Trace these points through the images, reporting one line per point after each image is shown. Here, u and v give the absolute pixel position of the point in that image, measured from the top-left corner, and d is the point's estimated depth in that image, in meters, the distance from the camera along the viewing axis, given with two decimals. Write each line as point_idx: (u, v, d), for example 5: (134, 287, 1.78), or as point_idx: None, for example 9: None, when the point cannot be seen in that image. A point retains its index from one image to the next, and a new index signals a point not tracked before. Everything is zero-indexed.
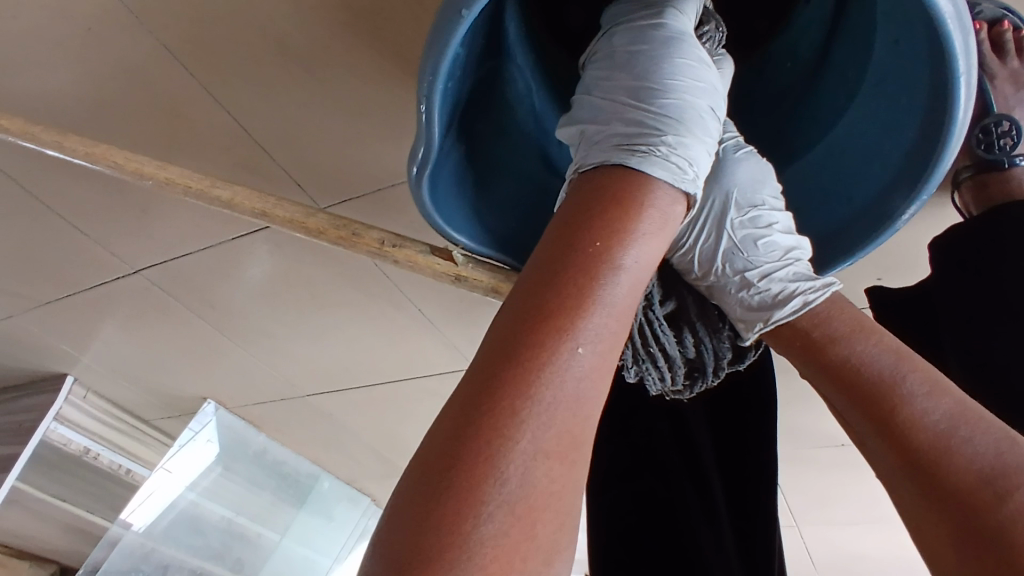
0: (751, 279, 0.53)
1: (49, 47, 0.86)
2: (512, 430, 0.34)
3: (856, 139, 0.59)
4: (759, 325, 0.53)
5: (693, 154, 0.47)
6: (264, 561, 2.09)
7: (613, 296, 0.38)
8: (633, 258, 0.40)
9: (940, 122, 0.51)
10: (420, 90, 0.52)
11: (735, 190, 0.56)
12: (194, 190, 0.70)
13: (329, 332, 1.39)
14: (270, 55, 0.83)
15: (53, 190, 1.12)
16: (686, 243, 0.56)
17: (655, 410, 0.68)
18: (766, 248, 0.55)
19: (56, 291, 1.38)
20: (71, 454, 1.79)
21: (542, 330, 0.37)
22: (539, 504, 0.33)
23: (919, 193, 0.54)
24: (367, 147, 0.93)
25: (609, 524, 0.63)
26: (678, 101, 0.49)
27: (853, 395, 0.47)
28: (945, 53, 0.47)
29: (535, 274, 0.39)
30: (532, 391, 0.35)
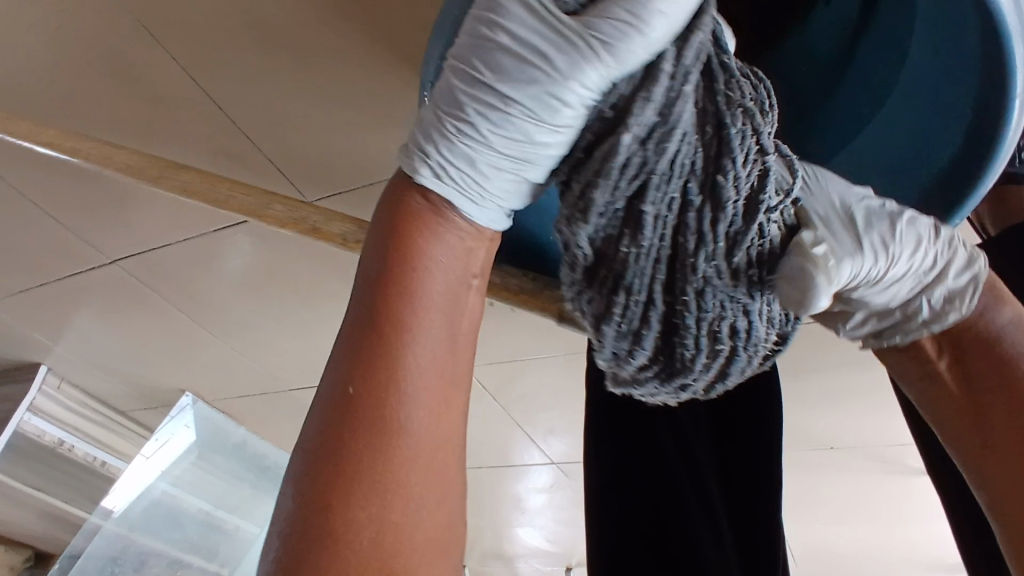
0: (938, 252, 0.45)
1: (18, 29, 0.80)
2: (341, 500, 0.33)
3: (881, 155, 0.55)
4: (970, 291, 0.45)
5: (467, 165, 0.38)
6: (244, 554, 2.05)
7: (427, 326, 0.37)
8: (438, 281, 0.38)
9: (984, 143, 0.47)
10: (424, 74, 0.49)
11: (844, 190, 0.45)
12: (149, 179, 0.65)
13: (315, 326, 1.35)
14: (259, 41, 0.79)
15: (25, 177, 1.07)
16: (899, 256, 0.43)
17: (656, 420, 0.65)
18: (914, 222, 0.45)
19: (28, 279, 1.32)
20: (45, 447, 1.73)
21: (352, 389, 0.35)
22: (394, 557, 0.33)
23: (952, 219, 0.50)
24: (357, 138, 0.89)
25: (612, 545, 0.58)
26: (479, 94, 0.37)
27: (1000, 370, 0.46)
28: (1003, 64, 0.44)
29: (348, 330, 0.37)
30: (356, 451, 0.34)
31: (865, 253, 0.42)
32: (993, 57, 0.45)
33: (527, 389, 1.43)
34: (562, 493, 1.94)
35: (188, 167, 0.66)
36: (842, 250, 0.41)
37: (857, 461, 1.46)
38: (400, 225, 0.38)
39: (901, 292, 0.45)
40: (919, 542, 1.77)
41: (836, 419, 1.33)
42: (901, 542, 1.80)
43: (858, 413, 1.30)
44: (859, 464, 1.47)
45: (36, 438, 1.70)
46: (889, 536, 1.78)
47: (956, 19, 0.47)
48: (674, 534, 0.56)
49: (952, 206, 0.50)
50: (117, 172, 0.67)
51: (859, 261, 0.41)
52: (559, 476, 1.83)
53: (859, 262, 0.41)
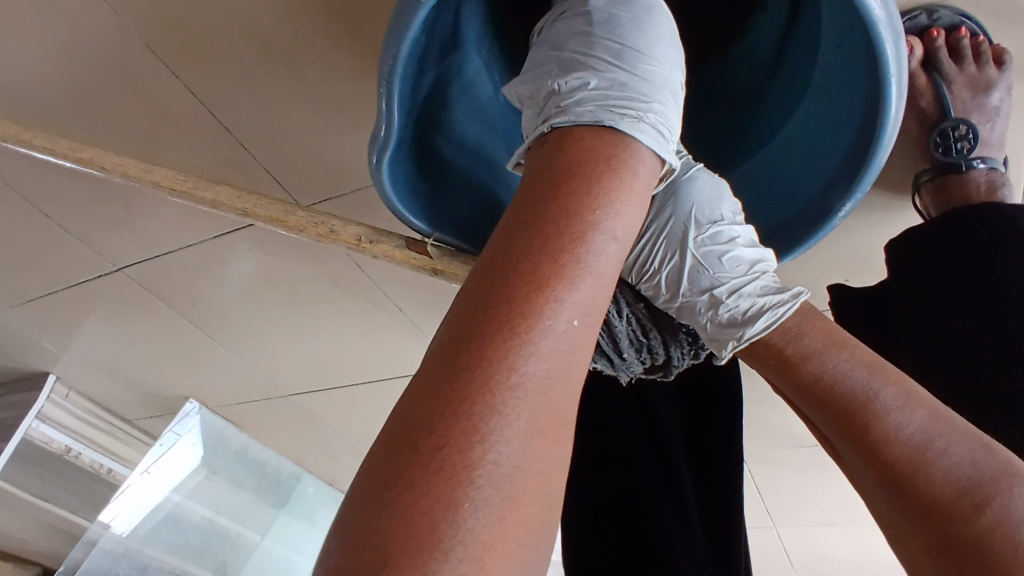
0: (719, 296, 0.57)
1: (31, 45, 0.87)
2: (498, 405, 0.35)
3: (799, 142, 0.62)
4: (732, 343, 0.56)
5: (667, 118, 0.48)
6: (244, 561, 2.10)
7: (584, 259, 0.39)
8: (613, 226, 0.41)
9: (873, 129, 0.54)
10: (381, 72, 0.54)
11: (693, 209, 0.59)
12: (179, 190, 0.72)
13: (312, 331, 1.40)
14: (252, 54, 0.84)
15: (36, 186, 1.13)
16: (656, 269, 0.59)
17: (629, 411, 0.77)
18: (731, 263, 0.57)
19: (38, 287, 1.38)
20: (52, 454, 1.79)
21: (526, 300, 0.38)
22: (526, 487, 0.35)
23: (855, 190, 0.57)
24: (344, 144, 0.94)
25: (595, 523, 0.72)
26: (659, 70, 0.51)
27: (831, 412, 0.51)
28: (879, 58, 0.50)
29: (524, 238, 0.40)
30: (521, 360, 0.36)
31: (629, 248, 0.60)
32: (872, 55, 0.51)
33: None
34: None
35: (213, 179, 0.72)
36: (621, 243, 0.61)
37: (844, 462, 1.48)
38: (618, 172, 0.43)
39: (672, 305, 0.59)
40: None
41: None
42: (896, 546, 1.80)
43: None
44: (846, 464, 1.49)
45: (43, 444, 1.75)
46: (881, 538, 1.79)
47: (851, 21, 0.53)
48: (645, 516, 0.69)
49: (853, 180, 0.57)
50: (147, 185, 0.73)
51: None
52: None
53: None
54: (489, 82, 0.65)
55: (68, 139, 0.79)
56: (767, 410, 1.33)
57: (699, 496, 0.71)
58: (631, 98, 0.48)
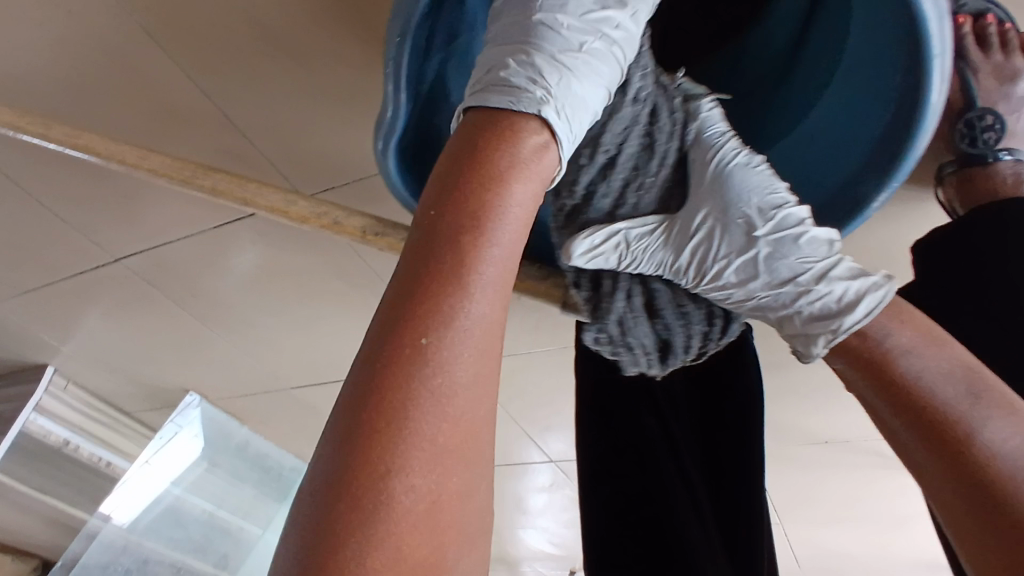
0: (807, 285, 0.53)
1: (24, 31, 0.84)
2: (392, 435, 0.35)
3: (828, 129, 0.59)
4: (827, 337, 0.51)
5: (532, 71, 0.46)
6: (244, 558, 2.07)
7: (498, 252, 0.41)
8: (501, 236, 0.41)
9: (909, 115, 0.51)
10: (389, 51, 0.51)
11: (753, 197, 0.54)
12: (177, 178, 0.69)
13: (315, 324, 1.38)
14: (251, 40, 0.82)
15: (32, 176, 1.10)
16: (719, 268, 0.55)
17: (642, 408, 0.71)
18: (809, 246, 0.54)
19: (36, 279, 1.36)
20: (51, 447, 1.77)
21: (412, 325, 0.38)
22: (440, 507, 0.35)
23: (889, 181, 0.54)
24: (347, 134, 0.92)
25: (604, 528, 0.66)
26: (542, 27, 0.49)
27: (921, 418, 0.46)
28: (921, 37, 0.47)
29: (412, 264, 0.40)
30: (412, 385, 0.36)
31: (675, 250, 0.55)
32: (913, 35, 0.48)
33: (524, 387, 1.45)
34: (562, 492, 1.95)
35: (212, 168, 0.70)
36: (674, 242, 0.55)
37: (852, 459, 1.46)
38: (518, 158, 0.42)
39: (750, 303, 0.55)
40: (920, 540, 1.76)
41: (830, 417, 1.32)
42: (902, 542, 1.79)
43: (854, 410, 1.29)
44: (854, 461, 1.47)
45: (42, 437, 1.73)
46: (888, 534, 1.77)
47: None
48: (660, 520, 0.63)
49: (888, 169, 0.54)
50: (145, 174, 0.71)
51: (654, 258, 0.55)
52: (558, 474, 1.85)
53: (658, 255, 0.55)
54: None
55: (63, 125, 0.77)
56: (777, 408, 1.30)
57: (712, 505, 0.65)
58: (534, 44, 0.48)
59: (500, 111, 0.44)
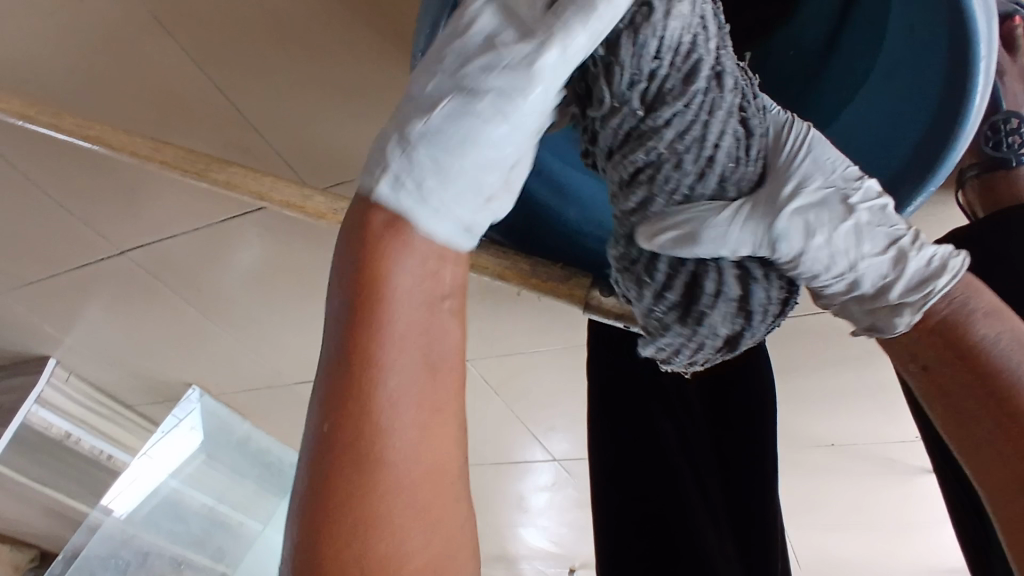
0: (905, 253, 0.46)
1: (33, 18, 0.83)
2: (347, 496, 0.35)
3: (858, 137, 0.56)
4: (910, 313, 0.46)
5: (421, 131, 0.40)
6: (245, 551, 2.07)
7: (420, 291, 0.39)
8: (425, 274, 0.39)
9: (952, 115, 0.48)
10: (417, 40, 0.51)
11: (831, 171, 0.47)
12: (190, 171, 0.68)
13: (319, 321, 1.37)
14: (264, 31, 0.81)
15: (38, 167, 1.09)
16: (819, 245, 0.45)
17: (657, 408, 0.68)
18: (891, 216, 0.47)
19: (40, 270, 1.35)
20: (53, 439, 1.75)
21: (339, 391, 0.37)
22: (415, 540, 0.36)
23: (926, 184, 0.50)
24: (358, 129, 0.91)
25: (615, 527, 0.62)
26: (447, 73, 0.41)
27: (983, 387, 0.45)
28: (966, 32, 0.46)
29: (337, 324, 0.39)
30: (352, 447, 0.36)
31: (759, 228, 0.44)
32: (956, 30, 0.46)
33: (528, 387, 1.44)
34: (562, 492, 1.94)
35: (226, 160, 0.69)
36: (759, 217, 0.44)
37: (857, 464, 1.46)
38: (403, 219, 0.39)
39: (845, 285, 0.47)
40: (922, 546, 1.76)
41: (836, 421, 1.32)
42: (904, 548, 1.79)
43: (860, 414, 1.28)
44: (859, 465, 1.46)
45: (43, 429, 1.71)
46: (890, 539, 1.77)
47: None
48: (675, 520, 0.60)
49: (925, 171, 0.50)
50: (158, 166, 0.70)
51: (751, 238, 0.44)
52: (560, 475, 1.84)
53: (744, 235, 0.44)
54: None
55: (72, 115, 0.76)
56: (783, 411, 1.30)
57: (724, 495, 0.64)
58: (430, 83, 0.42)
59: (379, 144, 0.41)
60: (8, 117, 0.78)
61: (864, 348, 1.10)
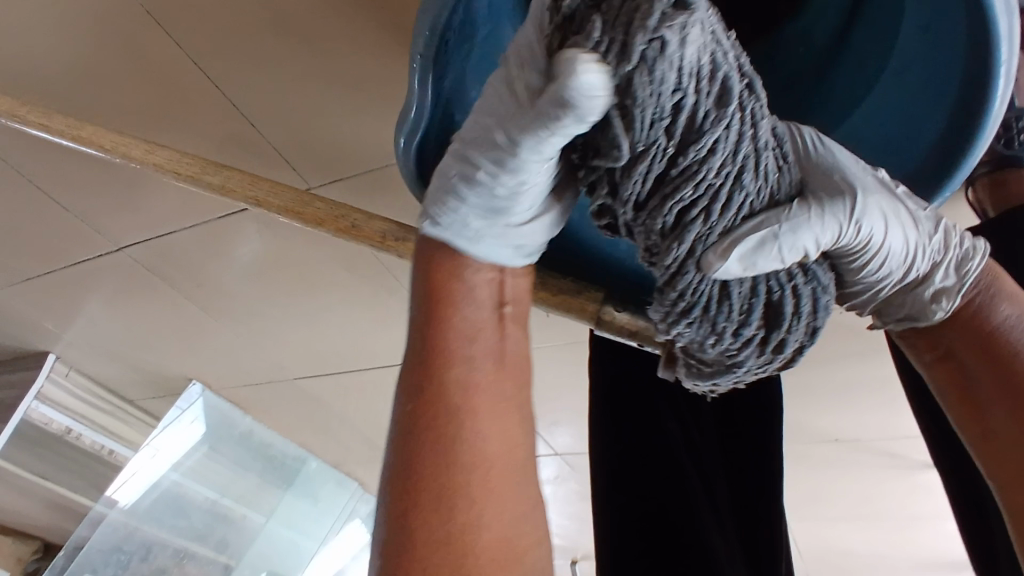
0: (947, 230, 0.49)
1: (26, 13, 0.82)
2: (435, 483, 0.44)
3: (870, 132, 0.55)
4: (954, 297, 0.48)
5: (463, 208, 0.45)
6: (247, 545, 2.07)
7: (482, 314, 0.48)
8: (486, 301, 0.48)
9: (967, 122, 0.48)
10: (416, 43, 0.49)
11: (854, 163, 0.46)
12: (184, 176, 0.67)
13: (320, 316, 1.36)
14: (261, 25, 0.79)
15: (33, 162, 1.08)
16: (884, 236, 0.45)
17: (664, 411, 0.67)
18: (916, 199, 0.49)
19: (37, 266, 1.35)
20: (53, 434, 1.74)
21: (424, 398, 0.45)
22: (489, 523, 0.44)
23: (941, 189, 0.51)
24: (358, 124, 0.90)
25: (620, 534, 0.60)
26: (467, 159, 0.44)
27: (995, 368, 0.48)
28: (989, 35, 0.45)
29: (415, 342, 0.47)
30: (440, 442, 0.45)
31: (830, 223, 0.43)
32: (979, 38, 0.45)
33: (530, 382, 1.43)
34: (564, 485, 1.94)
35: (222, 165, 0.68)
36: (828, 207, 0.43)
37: (861, 458, 1.45)
38: (456, 250, 0.46)
39: (902, 278, 0.48)
40: (926, 538, 1.76)
41: (839, 416, 1.31)
42: (909, 540, 1.78)
43: (864, 409, 1.28)
44: (862, 459, 1.46)
45: (44, 424, 1.71)
46: (893, 532, 1.77)
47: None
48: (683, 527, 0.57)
49: (940, 177, 0.51)
50: (151, 169, 0.69)
51: (821, 235, 0.43)
52: (562, 468, 1.84)
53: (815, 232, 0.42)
54: None
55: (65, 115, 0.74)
56: (787, 407, 1.29)
57: (732, 500, 0.63)
58: (455, 168, 0.44)
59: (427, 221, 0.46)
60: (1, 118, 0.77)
61: (868, 343, 1.09)
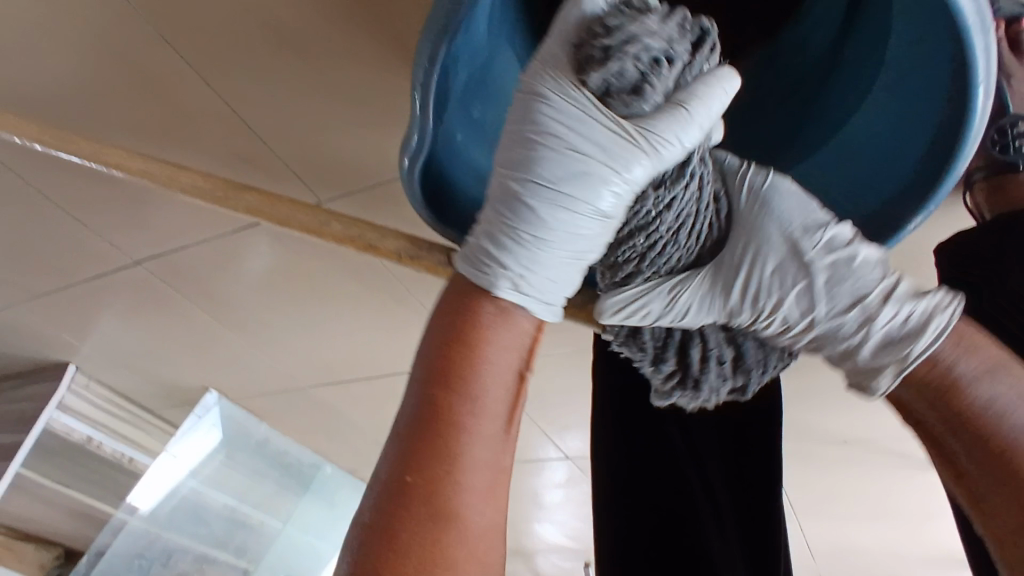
0: (874, 308, 0.47)
1: (45, 39, 0.84)
2: (409, 542, 0.42)
3: (863, 144, 0.56)
4: (894, 370, 0.46)
5: (543, 252, 0.47)
6: (266, 548, 2.10)
7: (493, 379, 0.46)
8: (496, 366, 0.46)
9: (953, 139, 0.49)
10: (415, 75, 0.50)
11: (793, 219, 0.50)
12: (207, 197, 0.69)
13: (332, 325, 1.38)
14: (270, 45, 0.82)
15: (51, 182, 1.11)
16: (776, 302, 0.49)
17: (665, 415, 0.68)
18: (863, 266, 0.48)
19: (55, 282, 1.38)
20: (73, 444, 1.79)
21: (417, 452, 0.44)
22: None
23: (927, 204, 0.52)
24: (364, 139, 0.92)
25: (623, 539, 0.61)
26: (551, 201, 0.46)
27: (973, 444, 0.44)
28: (965, 61, 0.45)
29: (420, 390, 0.46)
30: (423, 504, 0.43)
31: (719, 291, 0.50)
32: (959, 54, 0.46)
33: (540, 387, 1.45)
34: (577, 488, 1.95)
35: (243, 186, 0.69)
36: (733, 271, 0.50)
37: (873, 457, 1.45)
38: (511, 305, 0.47)
39: (804, 333, 0.49)
40: (942, 536, 1.75)
41: (848, 417, 1.31)
42: (926, 538, 1.77)
43: (873, 410, 1.28)
44: (874, 459, 1.46)
45: (65, 435, 1.75)
46: (908, 532, 1.76)
47: (936, 15, 0.47)
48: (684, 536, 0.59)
49: (927, 191, 0.52)
50: (176, 192, 0.71)
51: (707, 305, 0.50)
52: (574, 472, 1.85)
53: (701, 298, 0.50)
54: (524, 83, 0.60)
55: (87, 138, 0.77)
56: (796, 409, 1.30)
57: (734, 507, 0.62)
58: (541, 211, 0.46)
59: (494, 268, 0.47)
60: (26, 142, 0.79)
61: None
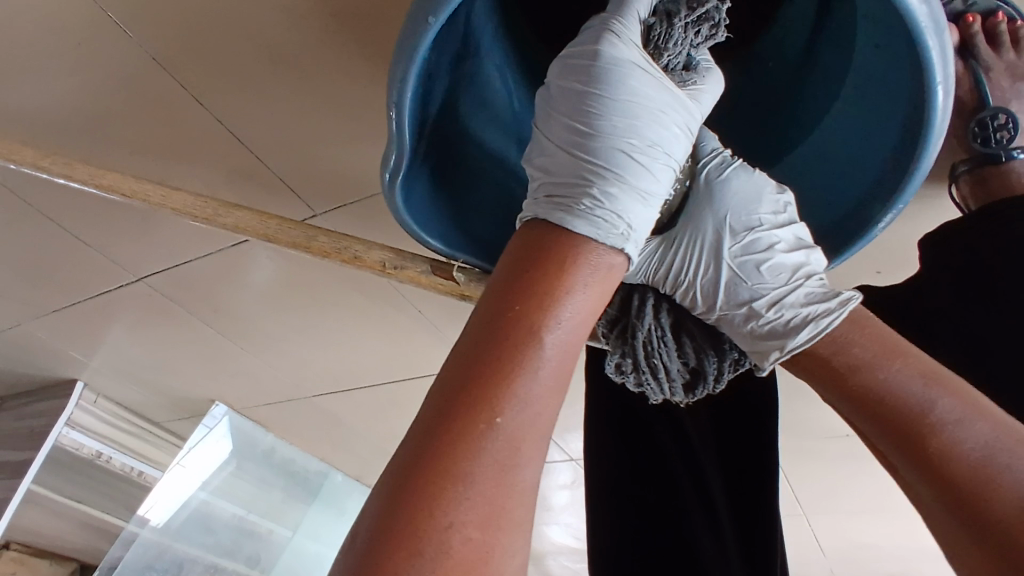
0: (758, 309, 0.52)
1: (41, 65, 0.86)
2: (430, 514, 0.36)
3: (836, 144, 0.57)
4: (775, 355, 0.50)
5: (636, 186, 0.48)
6: (277, 557, 2.13)
7: (558, 334, 0.41)
8: (563, 320, 0.41)
9: (915, 138, 0.50)
10: (390, 95, 0.51)
11: (730, 215, 0.54)
12: (199, 217, 0.71)
13: (332, 335, 1.40)
14: (260, 63, 0.83)
15: (52, 202, 1.13)
16: (690, 280, 0.54)
17: (653, 415, 0.69)
18: (771, 272, 0.53)
19: (60, 299, 1.40)
20: (83, 459, 1.81)
21: (462, 407, 0.39)
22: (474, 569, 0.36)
23: (894, 202, 0.52)
24: (357, 153, 0.93)
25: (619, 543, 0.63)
26: (634, 141, 0.48)
27: (881, 423, 0.46)
28: (922, 64, 0.46)
29: (474, 340, 0.41)
30: (455, 474, 0.37)
31: (660, 259, 0.55)
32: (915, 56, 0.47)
33: None
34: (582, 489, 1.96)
35: (233, 205, 0.71)
36: (672, 243, 0.55)
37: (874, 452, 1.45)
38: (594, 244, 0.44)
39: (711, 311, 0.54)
40: None
41: None
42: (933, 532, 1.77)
43: None
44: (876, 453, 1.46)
45: (75, 450, 1.77)
46: (913, 525, 1.76)
47: (895, 18, 0.48)
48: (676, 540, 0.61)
49: (895, 189, 0.52)
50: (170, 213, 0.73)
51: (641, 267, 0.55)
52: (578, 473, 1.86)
53: (642, 262, 0.55)
54: (504, 90, 0.61)
55: (83, 163, 0.79)
56: (794, 404, 1.30)
57: (727, 497, 0.62)
58: (628, 151, 0.48)
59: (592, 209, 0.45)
60: (24, 168, 0.81)
61: None
